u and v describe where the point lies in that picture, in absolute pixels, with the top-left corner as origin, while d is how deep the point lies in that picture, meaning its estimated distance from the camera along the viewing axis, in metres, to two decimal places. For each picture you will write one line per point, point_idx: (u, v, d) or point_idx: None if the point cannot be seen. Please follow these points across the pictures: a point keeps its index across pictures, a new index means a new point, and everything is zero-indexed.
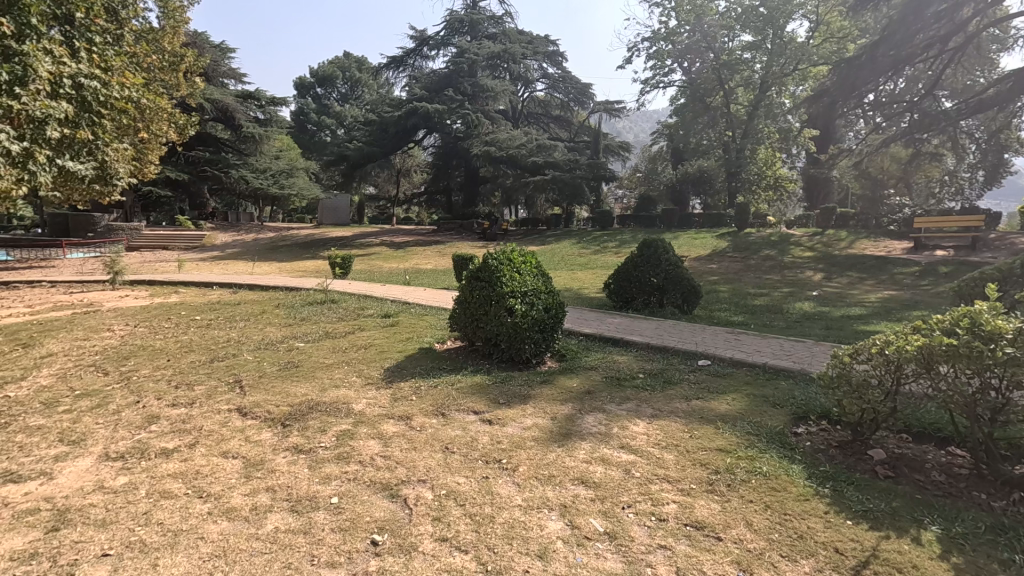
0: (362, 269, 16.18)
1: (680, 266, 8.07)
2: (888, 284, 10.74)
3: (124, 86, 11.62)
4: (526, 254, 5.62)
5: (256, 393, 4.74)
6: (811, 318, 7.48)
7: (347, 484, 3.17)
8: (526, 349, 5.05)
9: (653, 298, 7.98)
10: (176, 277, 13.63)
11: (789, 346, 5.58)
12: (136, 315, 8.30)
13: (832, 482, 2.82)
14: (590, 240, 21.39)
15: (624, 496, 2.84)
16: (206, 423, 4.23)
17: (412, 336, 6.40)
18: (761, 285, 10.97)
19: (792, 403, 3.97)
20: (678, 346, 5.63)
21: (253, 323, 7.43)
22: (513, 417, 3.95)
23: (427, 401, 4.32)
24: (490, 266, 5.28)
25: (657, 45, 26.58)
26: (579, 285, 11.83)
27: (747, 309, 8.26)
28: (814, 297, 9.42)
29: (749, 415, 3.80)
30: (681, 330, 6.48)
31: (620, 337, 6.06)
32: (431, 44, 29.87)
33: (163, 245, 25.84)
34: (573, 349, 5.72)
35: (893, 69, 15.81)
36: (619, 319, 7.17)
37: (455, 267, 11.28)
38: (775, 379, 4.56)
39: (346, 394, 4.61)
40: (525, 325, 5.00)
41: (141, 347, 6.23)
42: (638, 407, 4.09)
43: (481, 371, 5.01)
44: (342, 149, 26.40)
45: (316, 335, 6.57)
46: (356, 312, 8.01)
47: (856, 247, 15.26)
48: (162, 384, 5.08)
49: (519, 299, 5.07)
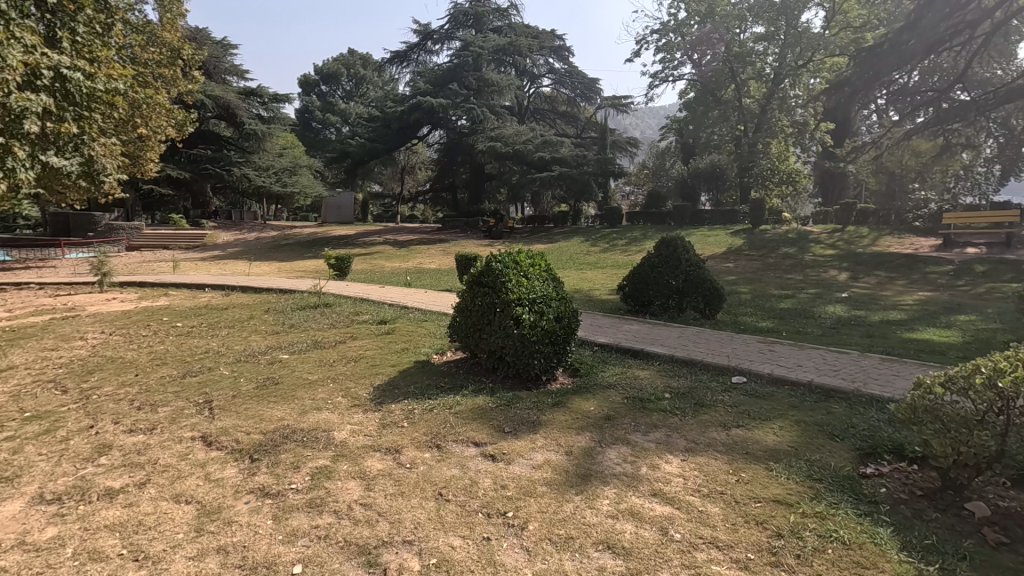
0: (364, 269, 15.62)
1: (702, 265, 7.38)
2: (921, 284, 10.03)
3: (110, 79, 11.12)
4: (535, 256, 5.01)
5: (225, 416, 4.11)
6: (846, 323, 6.80)
7: (316, 545, 2.56)
8: (534, 365, 4.42)
9: (672, 301, 7.35)
10: (170, 278, 13.14)
11: (834, 360, 4.90)
12: (115, 321, 7.71)
13: (937, 558, 2.17)
14: (599, 237, 20.75)
15: (665, 570, 2.22)
16: (163, 456, 3.62)
17: (409, 347, 5.79)
18: (784, 286, 10.28)
19: (853, 435, 3.32)
20: (706, 358, 4.95)
21: (238, 330, 6.83)
22: (520, 452, 3.33)
23: (421, 430, 3.71)
24: (494, 270, 4.66)
25: (666, 37, 25.91)
26: (590, 286, 11.20)
27: (774, 314, 7.57)
28: (845, 300, 8.71)
29: (804, 451, 3.16)
30: (710, 338, 5.80)
31: (640, 348, 5.40)
32: (435, 38, 29.32)
33: (164, 243, 25.43)
34: (587, 361, 5.06)
35: (917, 57, 15.05)
36: (636, 326, 6.51)
37: (459, 266, 10.69)
38: (825, 402, 3.89)
39: (329, 419, 4.01)
40: (534, 337, 4.37)
41: (110, 360, 5.63)
42: (668, 437, 3.47)
43: (485, 390, 4.37)
44: (345, 146, 25.92)
45: (303, 345, 5.97)
46: (350, 317, 7.42)
47: (880, 245, 14.52)
48: (124, 404, 4.48)
49: (527, 308, 4.44)
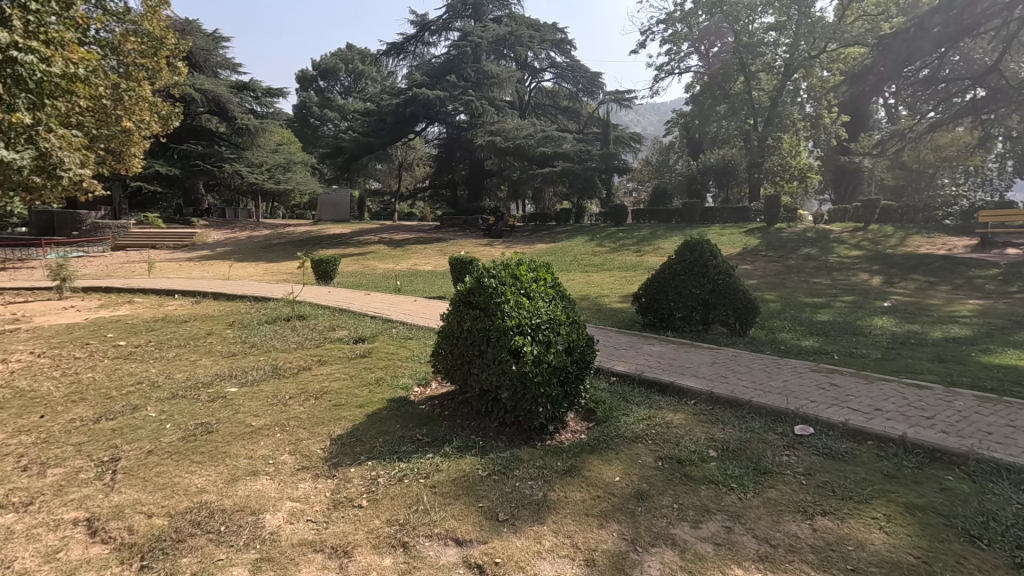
0: (353, 271, 14.61)
1: (732, 273, 6.33)
2: (967, 291, 9.00)
3: (69, 61, 9.85)
4: (539, 268, 3.98)
5: (127, 487, 3.07)
6: (906, 343, 5.75)
7: None
8: (539, 414, 3.39)
9: (696, 315, 6.33)
10: (139, 282, 12.04)
11: (916, 399, 3.86)
12: (52, 336, 6.64)
13: None
14: (605, 237, 19.72)
15: None
16: (20, 556, 2.57)
17: (384, 377, 4.77)
18: (814, 293, 9.23)
19: (1002, 538, 2.31)
20: (755, 397, 3.91)
21: (188, 351, 5.79)
22: (519, 561, 2.30)
23: (385, 516, 2.68)
24: (486, 287, 3.65)
25: (672, 28, 25.10)
26: (597, 293, 10.15)
27: (815, 329, 6.51)
28: (889, 310, 7.68)
29: (938, 568, 2.15)
30: (752, 366, 4.74)
31: (668, 380, 4.36)
32: (433, 29, 28.21)
33: (151, 243, 24.41)
34: (605, 401, 4.01)
35: (947, 42, 13.88)
36: (658, 348, 5.46)
37: (454, 271, 9.65)
38: (934, 473, 2.87)
39: (264, 492, 2.99)
40: (538, 377, 3.34)
41: (16, 394, 4.59)
42: (730, 534, 2.45)
43: (474, 448, 3.33)
44: (338, 141, 24.77)
45: (257, 373, 4.92)
46: (324, 334, 6.42)
47: (909, 245, 13.47)
48: (6, 465, 3.42)
49: (529, 338, 3.42)
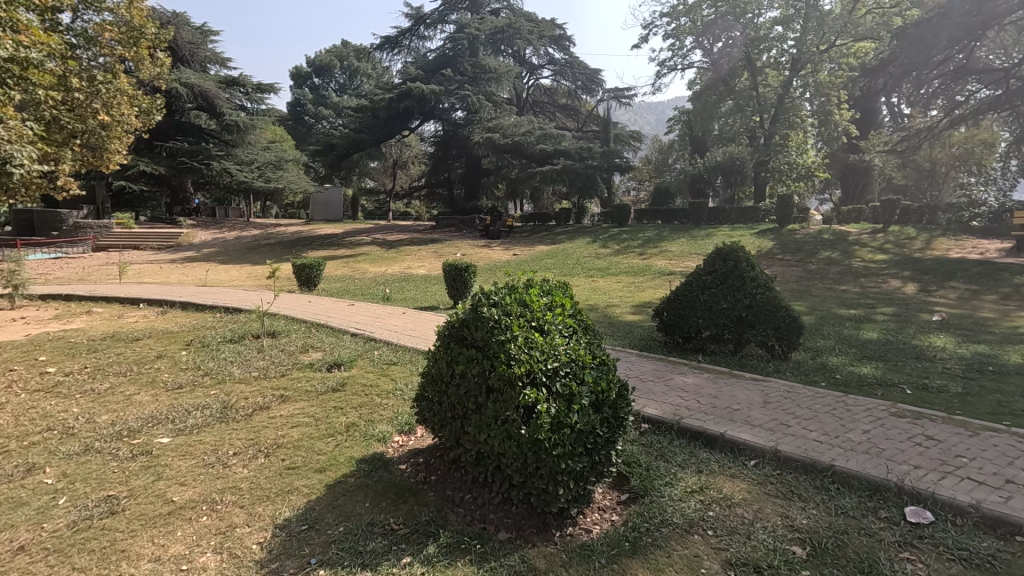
0: (342, 275, 13.68)
1: (771, 286, 5.39)
2: (1017, 300, 8.17)
3: (20, 45, 8.71)
4: (554, 289, 3.04)
5: None
6: (986, 371, 4.81)
7: None
8: (559, 495, 2.44)
9: (728, 334, 5.42)
10: (107, 288, 11.07)
11: None
12: None
13: None
14: (609, 238, 18.88)
15: None
16: None
17: (356, 422, 3.78)
18: (848, 303, 8.33)
19: None
20: (841, 463, 2.96)
21: (127, 382, 4.81)
22: None
23: None
24: (484, 318, 2.71)
25: (676, 22, 24.22)
26: (605, 301, 9.28)
27: (868, 351, 5.57)
28: (941, 325, 6.76)
29: None
30: (816, 408, 3.81)
31: (718, 432, 3.41)
32: (428, 23, 27.11)
33: (134, 243, 23.33)
34: (642, 463, 3.06)
35: (976, 32, 12.77)
36: (693, 380, 4.51)
37: (449, 279, 8.66)
38: None
39: None
40: (556, 446, 2.41)
41: None
42: None
43: (467, 553, 2.36)
44: (328, 137, 23.67)
45: (201, 416, 3.95)
46: (294, 357, 5.46)
47: (935, 249, 12.63)
48: None
49: (544, 389, 2.48)
